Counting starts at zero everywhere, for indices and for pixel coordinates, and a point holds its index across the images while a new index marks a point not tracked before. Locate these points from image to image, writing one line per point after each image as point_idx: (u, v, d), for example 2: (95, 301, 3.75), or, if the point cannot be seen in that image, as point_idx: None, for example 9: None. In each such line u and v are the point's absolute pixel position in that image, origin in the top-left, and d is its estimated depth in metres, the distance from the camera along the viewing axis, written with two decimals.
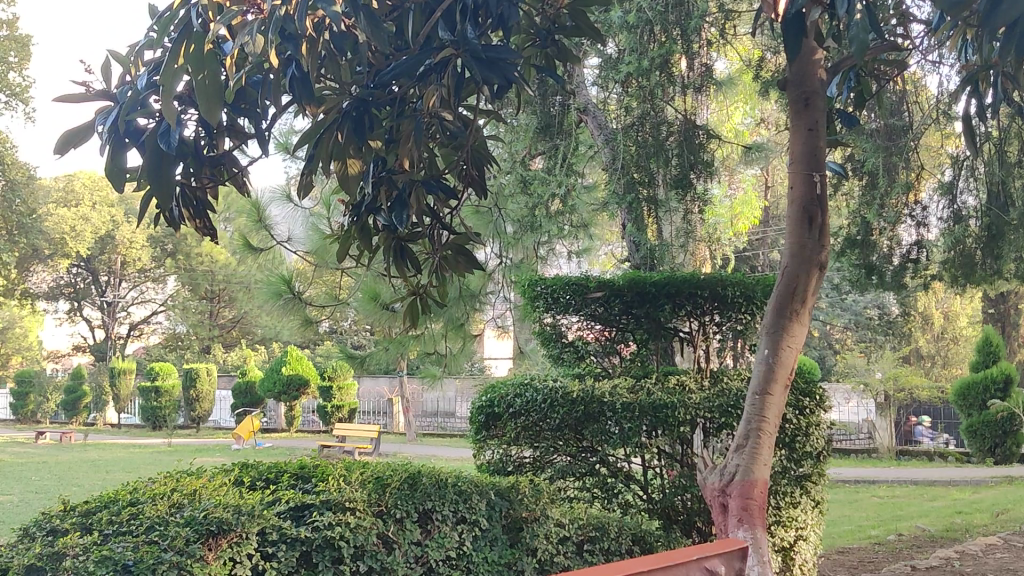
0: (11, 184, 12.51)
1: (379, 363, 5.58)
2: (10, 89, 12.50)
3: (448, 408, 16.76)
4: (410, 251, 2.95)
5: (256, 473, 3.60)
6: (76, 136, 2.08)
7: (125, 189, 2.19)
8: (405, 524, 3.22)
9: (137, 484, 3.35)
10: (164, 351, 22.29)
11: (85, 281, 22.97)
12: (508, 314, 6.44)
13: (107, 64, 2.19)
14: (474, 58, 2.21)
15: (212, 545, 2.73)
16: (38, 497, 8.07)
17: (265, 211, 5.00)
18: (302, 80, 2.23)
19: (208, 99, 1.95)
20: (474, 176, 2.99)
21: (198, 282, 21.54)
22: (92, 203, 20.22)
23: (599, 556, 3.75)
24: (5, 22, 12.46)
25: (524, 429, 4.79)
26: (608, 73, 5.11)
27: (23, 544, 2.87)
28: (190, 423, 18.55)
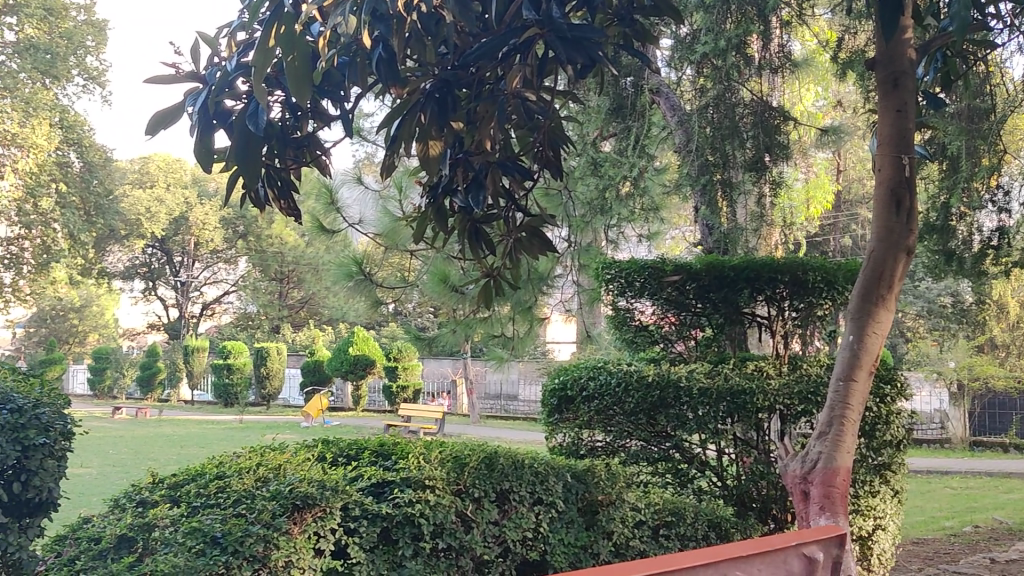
0: (89, 166, 12.87)
1: (446, 345, 5.47)
2: (88, 72, 12.77)
3: (510, 391, 16.82)
4: (485, 232, 2.97)
5: (337, 449, 3.65)
6: (167, 117, 2.11)
7: (214, 170, 2.22)
8: (483, 504, 3.23)
9: (222, 458, 3.42)
10: (236, 330, 22.75)
11: (160, 261, 23.52)
12: (574, 297, 6.18)
13: (196, 46, 2.23)
14: (558, 38, 2.19)
15: (297, 519, 2.77)
16: (114, 471, 8.30)
17: (336, 194, 4.90)
18: (388, 61, 2.26)
19: (297, 81, 1.96)
20: (550, 157, 3.01)
21: (269, 263, 22.12)
22: (166, 184, 20.65)
23: (675, 542, 3.76)
24: (83, 7, 12.77)
25: (597, 414, 4.79)
26: (681, 54, 4.98)
27: (115, 515, 2.96)
28: (261, 401, 18.88)
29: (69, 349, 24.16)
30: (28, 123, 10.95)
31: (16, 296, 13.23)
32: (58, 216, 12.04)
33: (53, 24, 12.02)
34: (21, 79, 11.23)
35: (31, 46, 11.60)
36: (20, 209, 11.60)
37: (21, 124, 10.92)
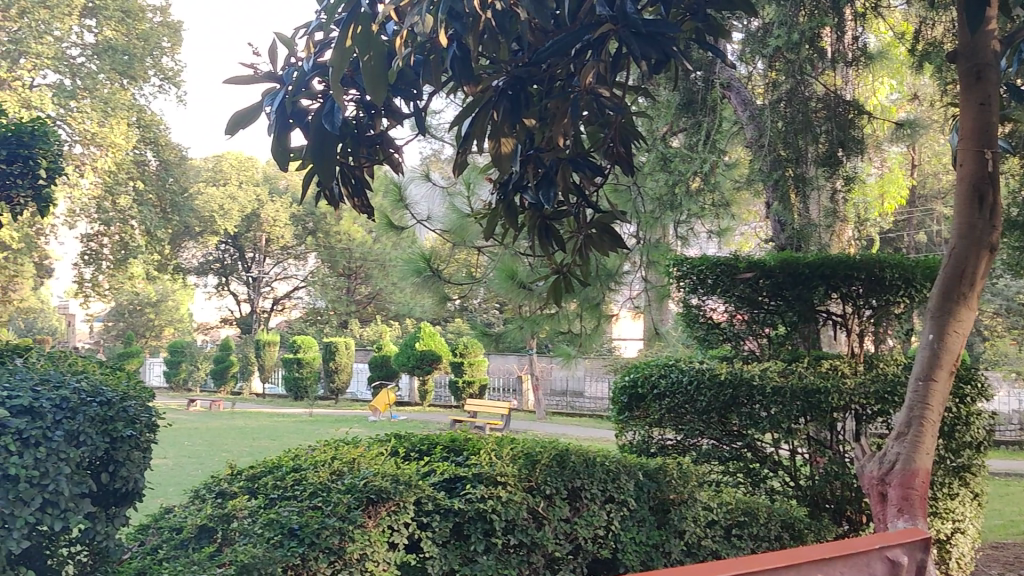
0: (165, 164, 13.17)
1: (513, 341, 5.46)
2: (164, 73, 13.03)
3: (577, 388, 16.77)
4: (555, 228, 2.97)
5: (410, 443, 3.70)
6: (245, 117, 2.15)
7: (290, 167, 2.25)
8: (555, 500, 3.23)
9: (298, 451, 3.48)
10: (306, 325, 23.09)
11: (232, 256, 23.96)
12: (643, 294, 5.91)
13: (274, 47, 2.26)
14: (633, 33, 2.18)
15: (371, 512, 2.81)
16: (186, 462, 8.47)
17: (404, 190, 4.89)
18: (463, 59, 2.28)
19: (374, 81, 1.98)
20: (620, 154, 2.98)
21: (337, 259, 22.40)
22: (238, 182, 21.01)
23: (748, 542, 3.73)
24: (159, 8, 13.10)
25: (669, 411, 4.77)
26: (752, 47, 4.89)
27: (196, 505, 3.03)
28: (330, 395, 19.11)
29: (146, 342, 24.77)
30: (107, 123, 11.22)
31: (96, 291, 13.60)
32: (136, 213, 12.32)
33: (130, 25, 12.28)
34: (100, 80, 11.52)
35: (110, 48, 11.90)
36: (100, 206, 11.90)
37: (101, 123, 11.20)
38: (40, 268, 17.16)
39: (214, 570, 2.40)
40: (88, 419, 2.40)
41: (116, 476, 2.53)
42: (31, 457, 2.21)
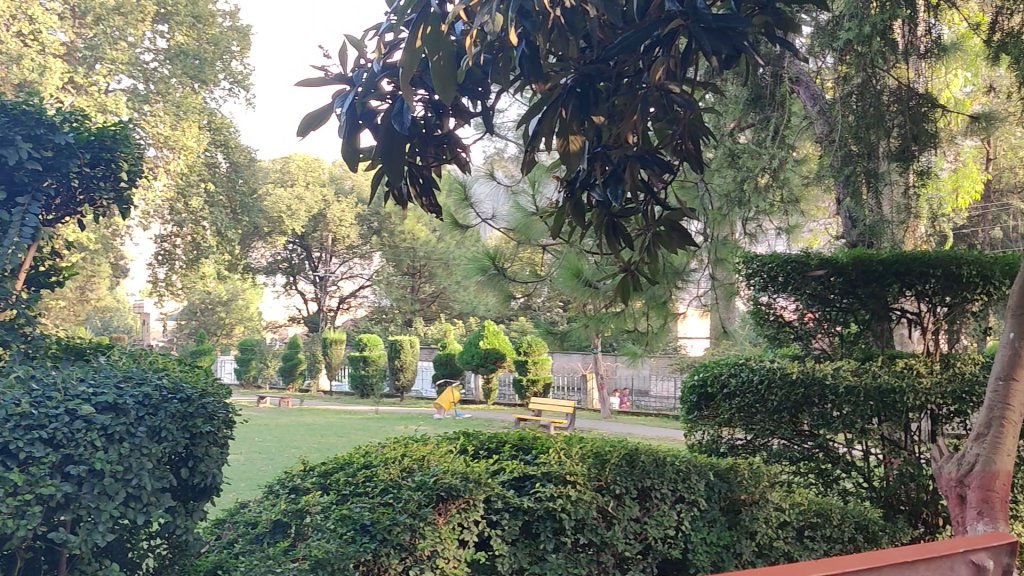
0: (235, 165, 13.42)
1: (579, 340, 5.44)
2: (233, 76, 13.24)
3: (642, 387, 16.71)
4: (623, 227, 2.96)
5: (479, 441, 3.71)
6: (316, 118, 2.17)
7: (359, 168, 2.28)
8: (625, 500, 3.21)
9: (368, 447, 3.52)
10: (371, 323, 23.31)
11: (300, 256, 24.30)
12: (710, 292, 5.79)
13: (344, 49, 2.28)
14: (703, 29, 2.17)
15: (442, 510, 2.82)
16: (256, 459, 8.60)
17: (470, 189, 4.89)
18: (532, 58, 2.22)
19: (443, 79, 1.99)
20: (690, 150, 2.95)
21: (402, 258, 22.57)
22: (306, 182, 21.29)
23: (821, 544, 3.70)
24: (229, 12, 13.36)
25: (739, 411, 4.72)
26: (822, 41, 4.78)
27: (270, 501, 3.09)
28: (395, 392, 19.25)
29: (217, 340, 25.26)
30: (179, 126, 11.45)
31: (170, 290, 13.88)
32: (207, 214, 12.52)
33: (201, 30, 12.50)
34: (172, 85, 11.83)
35: (182, 53, 12.15)
36: (173, 208, 12.14)
37: (173, 127, 11.40)
38: (116, 267, 17.59)
39: (289, 564, 2.44)
40: (169, 415, 2.45)
41: (194, 471, 2.58)
42: (115, 452, 2.26)
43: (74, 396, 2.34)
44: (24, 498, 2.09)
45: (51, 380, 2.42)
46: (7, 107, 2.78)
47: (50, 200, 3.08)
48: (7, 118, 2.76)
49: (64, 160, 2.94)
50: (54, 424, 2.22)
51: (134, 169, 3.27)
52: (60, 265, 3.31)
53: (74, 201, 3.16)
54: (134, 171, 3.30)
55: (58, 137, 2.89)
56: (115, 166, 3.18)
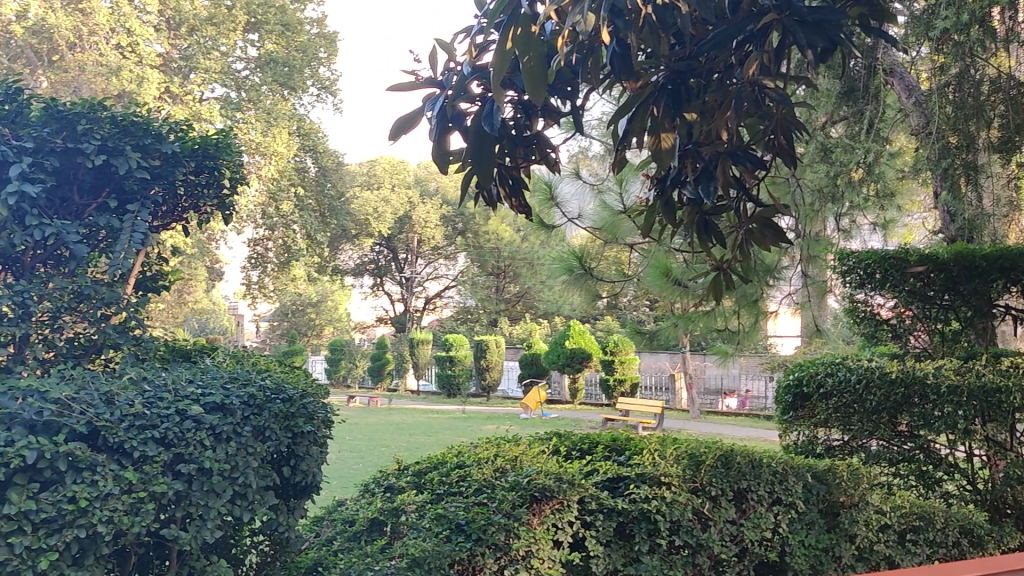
0: (324, 170, 13.73)
1: (668, 339, 5.39)
2: (321, 82, 13.49)
3: (732, 386, 16.48)
4: (715, 224, 2.92)
5: (570, 443, 3.70)
6: (407, 123, 2.19)
7: (450, 170, 2.29)
8: (721, 502, 3.17)
9: (461, 447, 3.55)
10: (457, 324, 23.47)
11: (387, 257, 24.63)
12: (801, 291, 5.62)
13: (434, 53, 2.30)
14: (798, 22, 2.13)
15: (536, 510, 2.82)
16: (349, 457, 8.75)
17: (556, 189, 4.80)
18: (624, 55, 2.23)
19: (533, 81, 1.98)
20: (783, 145, 2.90)
21: (486, 258, 22.70)
22: (391, 185, 21.52)
23: (923, 548, 3.60)
24: (316, 20, 13.63)
25: (836, 411, 4.62)
26: (917, 30, 4.63)
27: (366, 499, 3.14)
28: (481, 392, 19.34)
29: (307, 340, 25.77)
30: (271, 132, 11.62)
31: (263, 292, 14.20)
32: (298, 217, 12.78)
33: (290, 38, 12.76)
34: (263, 92, 12.10)
35: (272, 60, 12.46)
36: (264, 212, 12.40)
37: (264, 133, 11.56)
38: (211, 271, 18.06)
39: (386, 563, 2.48)
40: (273, 415, 2.52)
41: (296, 469, 2.64)
42: (223, 451, 2.33)
43: (184, 396, 2.40)
44: (139, 496, 2.17)
45: (162, 380, 2.50)
46: (118, 118, 2.88)
47: (157, 207, 3.18)
48: (118, 129, 2.86)
49: (171, 168, 3.04)
50: (165, 423, 2.28)
51: (236, 176, 3.36)
52: (166, 271, 3.42)
53: (179, 207, 3.27)
54: (236, 178, 3.38)
55: (165, 146, 2.98)
56: (217, 173, 3.28)
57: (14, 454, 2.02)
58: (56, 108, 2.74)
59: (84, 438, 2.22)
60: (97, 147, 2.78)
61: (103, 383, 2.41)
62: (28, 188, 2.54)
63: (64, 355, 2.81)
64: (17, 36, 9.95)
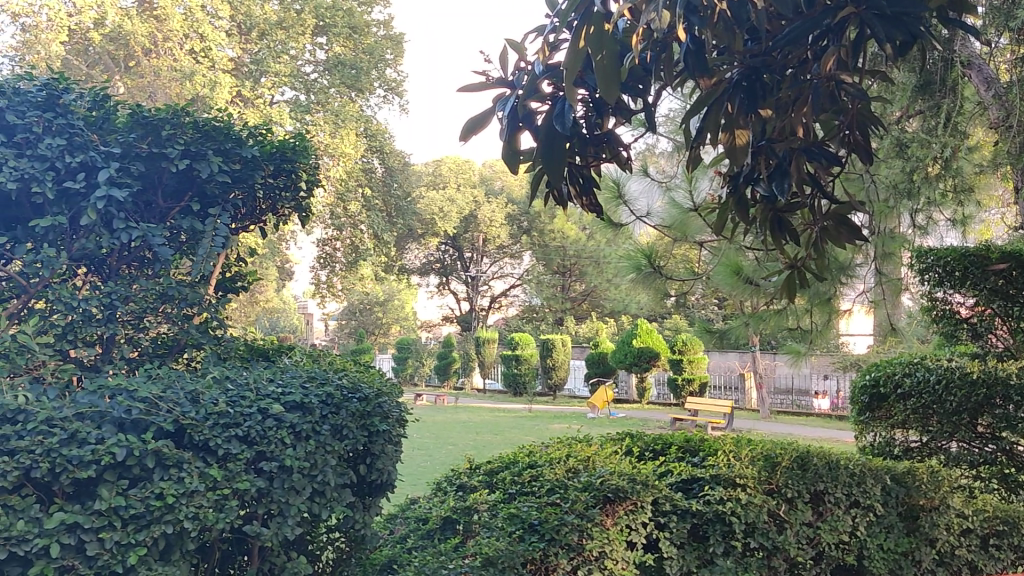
0: (390, 171, 13.87)
1: (740, 338, 5.33)
2: (388, 84, 13.61)
3: (803, 385, 16.19)
4: (789, 222, 2.87)
5: (643, 443, 3.68)
6: (478, 123, 2.19)
7: (520, 170, 2.28)
8: (797, 504, 3.11)
9: (533, 447, 3.55)
10: (523, 322, 23.50)
11: (453, 257, 24.77)
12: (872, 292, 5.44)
13: (505, 53, 2.30)
14: (877, 15, 2.08)
15: (609, 511, 2.81)
16: (419, 455, 8.80)
17: (625, 187, 4.71)
18: (697, 53, 2.19)
19: (606, 79, 1.96)
20: (858, 141, 2.84)
21: (552, 257, 22.69)
22: (456, 185, 21.63)
23: (1007, 553, 3.52)
24: (383, 23, 13.76)
25: (914, 412, 4.52)
26: (998, 20, 4.49)
27: (439, 498, 3.16)
28: (548, 391, 19.31)
29: (375, 339, 26.05)
30: (338, 134, 11.70)
31: (331, 291, 14.36)
32: (365, 217, 12.88)
33: (357, 40, 12.91)
34: (331, 94, 12.17)
35: (340, 63, 12.59)
36: (332, 213, 12.55)
37: (332, 135, 11.66)
38: (281, 271, 18.35)
39: (460, 561, 2.50)
40: (350, 414, 2.55)
41: (372, 467, 2.66)
42: (302, 449, 2.37)
43: (265, 395, 2.45)
44: (223, 492, 2.21)
45: (243, 379, 2.55)
46: (200, 123, 2.94)
47: (237, 210, 3.24)
48: (200, 133, 2.92)
49: (250, 172, 3.09)
50: (247, 421, 2.32)
51: (313, 180, 3.39)
52: (245, 271, 3.49)
53: (257, 211, 3.33)
54: (312, 181, 3.42)
55: (245, 150, 3.04)
56: (294, 177, 3.32)
57: (105, 451, 2.07)
58: (141, 115, 2.81)
59: (170, 436, 2.27)
60: (180, 151, 2.84)
61: (188, 382, 2.46)
62: (116, 193, 2.61)
63: (149, 355, 2.89)
64: (94, 42, 10.30)
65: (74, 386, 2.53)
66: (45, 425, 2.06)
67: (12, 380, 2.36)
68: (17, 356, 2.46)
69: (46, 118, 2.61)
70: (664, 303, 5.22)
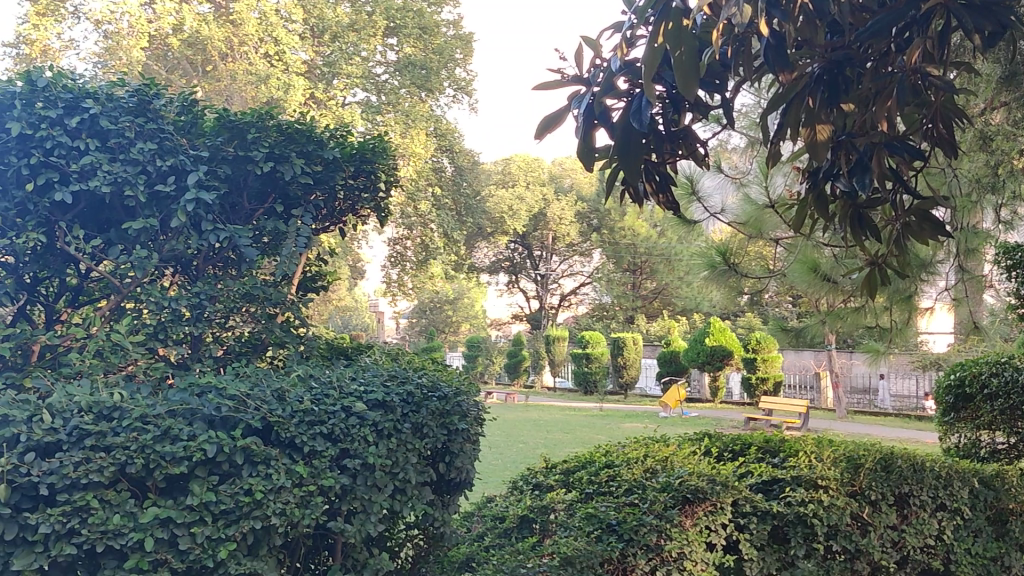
0: (459, 169, 13.93)
1: (816, 336, 5.24)
2: (458, 83, 13.67)
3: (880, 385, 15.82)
4: (870, 218, 2.79)
5: (721, 443, 3.64)
6: (553, 121, 2.19)
7: (596, 166, 2.28)
8: (881, 507, 3.06)
9: (610, 447, 3.53)
10: (593, 321, 23.41)
11: (523, 255, 24.80)
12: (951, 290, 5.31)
13: (580, 50, 2.30)
14: (965, 6, 2.03)
15: (688, 512, 2.78)
16: (492, 453, 8.82)
17: (697, 183, 4.62)
18: (778, 47, 2.10)
19: (685, 75, 1.92)
20: (943, 135, 2.75)
21: (622, 254, 22.54)
22: (527, 183, 21.62)
23: None
24: (453, 22, 13.82)
25: (1002, 413, 4.37)
26: None
27: (514, 496, 3.17)
28: (619, 390, 19.19)
29: (444, 337, 26.19)
30: (409, 134, 11.76)
31: (402, 290, 14.46)
32: (435, 217, 12.88)
33: (428, 40, 12.97)
34: (401, 95, 12.27)
35: (410, 64, 12.67)
36: (403, 212, 12.62)
37: (403, 135, 11.73)
38: (353, 270, 18.56)
39: (537, 560, 2.49)
40: (430, 412, 2.58)
41: (451, 466, 2.68)
42: (385, 447, 2.40)
43: (348, 393, 2.48)
44: (309, 489, 2.25)
45: (327, 377, 2.59)
46: (283, 126, 2.98)
47: (318, 210, 3.30)
48: (284, 137, 2.97)
49: (331, 173, 3.13)
50: (332, 419, 2.36)
51: (392, 180, 3.42)
52: (325, 271, 3.54)
53: (337, 211, 3.38)
54: (391, 181, 3.44)
55: (326, 152, 3.07)
56: (374, 177, 3.35)
57: (196, 448, 2.13)
58: (228, 118, 2.88)
59: (258, 433, 2.32)
60: (265, 155, 2.91)
61: (275, 380, 2.51)
62: (205, 195, 2.68)
63: (235, 354, 2.96)
64: (174, 48, 10.55)
65: (165, 384, 2.61)
66: (140, 422, 2.12)
67: (106, 379, 2.44)
68: (112, 354, 2.54)
69: (138, 124, 2.68)
70: (737, 300, 5.14)
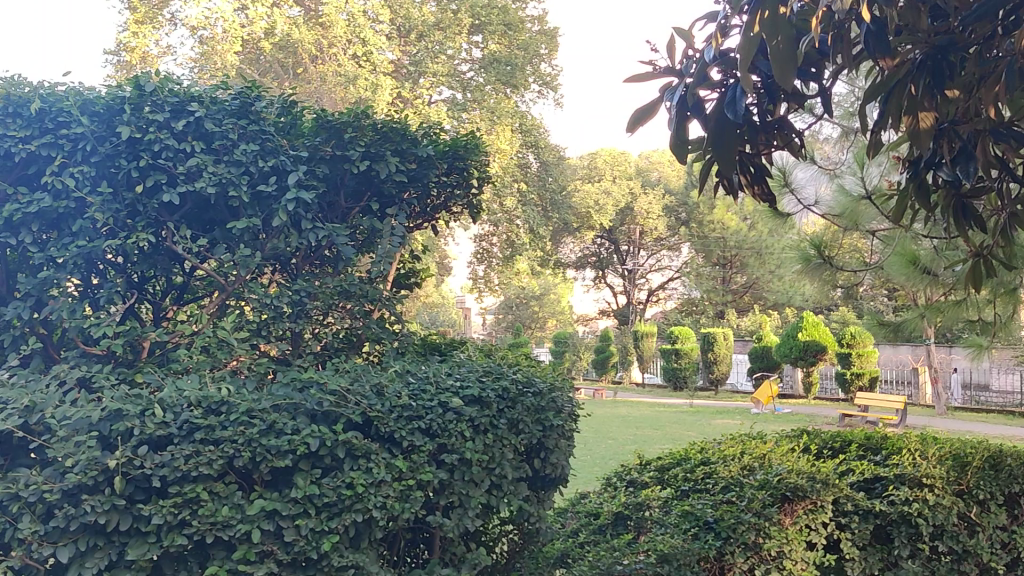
0: (545, 165, 13.95)
1: (916, 330, 5.06)
2: (543, 78, 13.67)
3: (983, 380, 15.28)
4: (974, 208, 2.66)
5: (819, 440, 3.56)
6: (644, 114, 2.17)
7: (689, 158, 2.24)
8: (989, 506, 2.97)
9: (705, 444, 3.49)
10: (682, 316, 23.25)
11: (610, 250, 24.81)
12: None
13: (673, 42, 2.27)
14: None
15: (787, 510, 2.73)
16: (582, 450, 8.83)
17: (791, 176, 4.57)
18: (878, 32, 2.01)
19: (782, 63, 1.85)
20: None
21: (711, 248, 21.95)
22: (613, 177, 21.47)
23: None
24: (537, 18, 13.78)
25: None
26: None
27: (609, 493, 3.16)
28: (709, 386, 18.96)
29: (532, 332, 26.26)
30: (494, 130, 11.79)
31: (489, 286, 14.54)
32: (522, 213, 12.89)
33: (512, 36, 12.99)
34: (487, 92, 12.29)
35: (495, 60, 12.72)
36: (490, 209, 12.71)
37: (489, 131, 11.78)
38: (441, 268, 18.73)
39: (633, 558, 2.48)
40: (525, 408, 2.58)
41: (546, 462, 2.67)
42: (481, 442, 2.43)
43: (445, 388, 2.49)
44: (409, 483, 2.28)
45: (424, 373, 2.62)
46: (379, 125, 3.01)
47: (412, 209, 3.34)
48: (379, 136, 3.01)
49: (425, 171, 3.16)
50: (430, 414, 2.38)
51: (484, 176, 3.43)
52: (419, 269, 3.58)
53: (430, 208, 3.41)
54: (482, 178, 3.46)
55: (420, 150, 3.09)
56: (466, 174, 3.37)
57: (300, 441, 2.18)
58: (325, 119, 2.92)
59: (358, 427, 2.36)
60: (362, 153, 2.95)
61: (374, 375, 2.54)
62: (304, 195, 2.73)
63: (332, 349, 3.01)
64: (265, 51, 10.79)
65: (268, 378, 2.68)
66: (246, 416, 2.18)
67: (213, 375, 2.52)
68: (218, 351, 2.61)
69: (242, 126, 2.75)
70: (831, 294, 5.01)
